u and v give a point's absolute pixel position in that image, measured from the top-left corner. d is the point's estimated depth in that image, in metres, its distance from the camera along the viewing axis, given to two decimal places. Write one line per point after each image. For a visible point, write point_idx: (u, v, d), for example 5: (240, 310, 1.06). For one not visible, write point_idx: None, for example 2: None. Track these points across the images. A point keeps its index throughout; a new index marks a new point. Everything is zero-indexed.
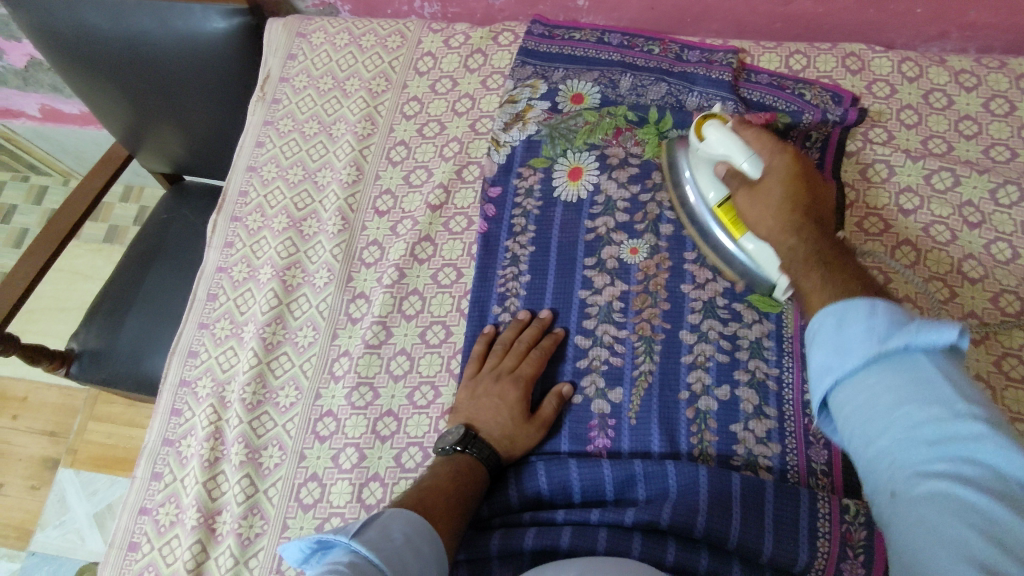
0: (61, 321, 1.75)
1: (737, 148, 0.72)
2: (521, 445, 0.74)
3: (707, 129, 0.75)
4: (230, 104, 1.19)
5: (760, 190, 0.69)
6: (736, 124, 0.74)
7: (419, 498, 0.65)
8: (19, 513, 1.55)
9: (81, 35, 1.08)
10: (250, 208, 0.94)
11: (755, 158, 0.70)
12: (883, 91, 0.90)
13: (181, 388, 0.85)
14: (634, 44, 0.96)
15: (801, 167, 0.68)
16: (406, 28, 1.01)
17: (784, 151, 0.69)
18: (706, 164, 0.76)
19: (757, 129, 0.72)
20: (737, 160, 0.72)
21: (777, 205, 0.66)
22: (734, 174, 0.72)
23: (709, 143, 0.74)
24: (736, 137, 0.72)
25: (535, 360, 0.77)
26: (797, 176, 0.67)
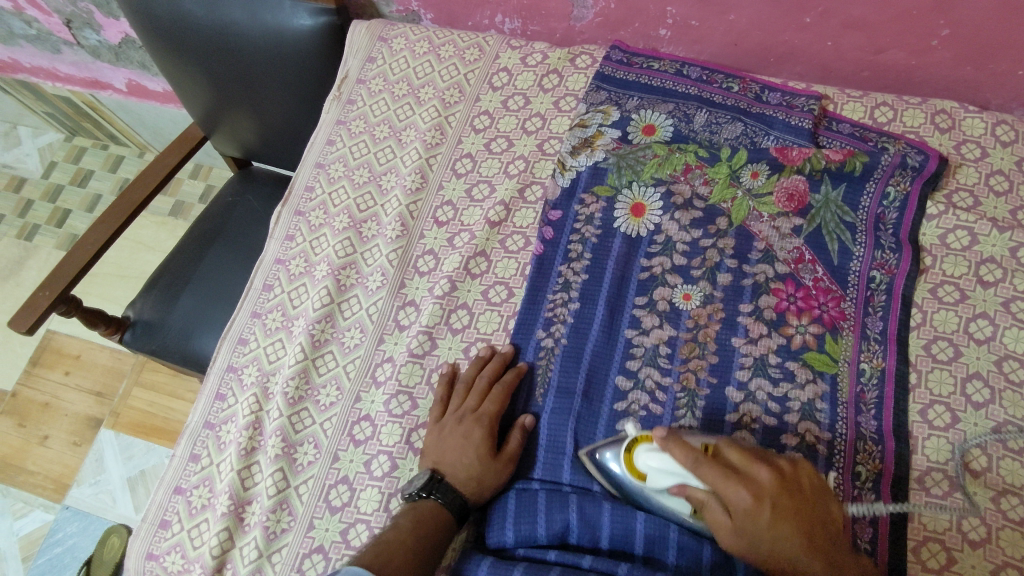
0: (120, 287, 1.82)
1: (684, 474, 0.64)
2: (489, 485, 0.73)
3: (642, 457, 0.67)
4: (306, 100, 1.22)
5: (743, 472, 0.62)
6: (663, 437, 0.65)
7: (376, 555, 0.65)
8: (58, 466, 1.61)
9: (175, 19, 1.12)
10: (314, 205, 0.95)
11: (693, 476, 0.63)
12: (973, 153, 0.86)
13: (227, 374, 0.86)
14: (713, 80, 0.94)
15: (773, 492, 0.60)
16: (485, 42, 1.01)
17: (759, 503, 0.60)
18: (648, 477, 0.67)
19: (705, 464, 0.62)
20: (689, 482, 0.64)
21: (767, 522, 0.59)
22: (675, 443, 0.63)
23: (652, 475, 0.66)
24: (672, 460, 0.64)
25: (497, 397, 0.76)
26: (779, 502, 0.60)
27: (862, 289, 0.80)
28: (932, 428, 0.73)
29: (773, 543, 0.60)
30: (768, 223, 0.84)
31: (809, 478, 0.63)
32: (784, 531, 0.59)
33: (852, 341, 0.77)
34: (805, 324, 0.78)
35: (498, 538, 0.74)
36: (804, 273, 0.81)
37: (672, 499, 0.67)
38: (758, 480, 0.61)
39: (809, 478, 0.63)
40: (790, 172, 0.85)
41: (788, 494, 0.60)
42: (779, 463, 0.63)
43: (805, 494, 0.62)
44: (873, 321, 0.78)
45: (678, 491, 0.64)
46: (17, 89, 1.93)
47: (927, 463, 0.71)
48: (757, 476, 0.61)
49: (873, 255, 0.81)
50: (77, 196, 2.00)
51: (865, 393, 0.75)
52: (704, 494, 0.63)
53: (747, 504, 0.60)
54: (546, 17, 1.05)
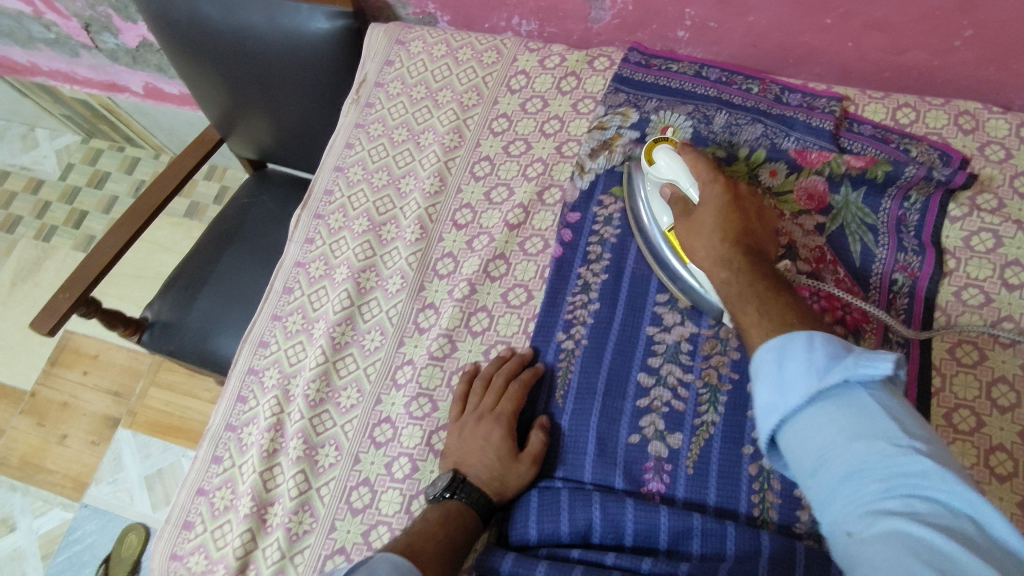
0: (137, 287, 1.83)
1: (683, 171, 0.77)
2: (512, 483, 0.74)
3: (658, 152, 0.79)
4: (322, 102, 1.22)
5: (697, 219, 0.73)
6: (681, 149, 0.79)
7: (408, 544, 0.66)
8: (77, 465, 1.63)
9: (194, 22, 1.12)
10: (334, 207, 0.96)
11: (695, 183, 0.75)
12: (997, 154, 0.85)
13: (249, 375, 0.87)
14: (732, 81, 0.94)
15: (732, 194, 0.73)
16: (503, 45, 1.01)
17: (715, 181, 0.74)
18: (656, 190, 0.80)
19: (700, 163, 0.76)
20: (680, 184, 0.77)
21: (711, 228, 0.71)
22: (693, 153, 0.77)
23: (658, 169, 0.78)
24: (680, 162, 0.77)
25: (515, 395, 0.76)
26: (731, 207, 0.72)
27: (884, 291, 0.79)
28: (956, 433, 0.72)
29: (721, 228, 0.71)
30: (789, 224, 0.83)
31: (767, 231, 0.73)
32: (724, 214, 0.71)
33: (874, 344, 0.77)
34: (829, 324, 0.77)
35: (521, 535, 0.75)
36: (825, 272, 0.81)
37: (658, 206, 0.80)
38: (731, 189, 0.73)
39: (766, 225, 0.74)
40: (809, 174, 0.85)
41: (732, 200, 0.72)
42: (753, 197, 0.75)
43: (755, 233, 0.72)
44: (896, 324, 0.78)
45: (669, 195, 0.78)
46: (35, 92, 1.95)
47: None
48: (737, 186, 0.75)
49: (895, 257, 0.80)
50: (94, 198, 2.02)
51: None
52: (698, 197, 0.74)
53: (705, 228, 0.72)
54: (563, 20, 1.04)
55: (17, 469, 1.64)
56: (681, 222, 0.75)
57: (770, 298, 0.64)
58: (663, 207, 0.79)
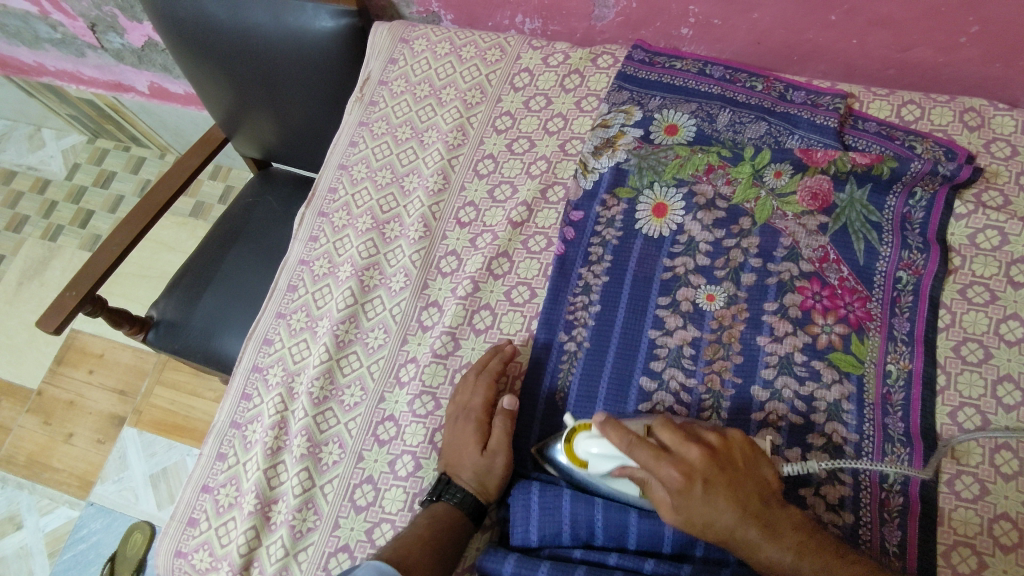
0: (143, 286, 1.84)
1: (622, 458, 0.66)
2: (490, 477, 0.74)
3: (582, 444, 0.69)
4: (326, 101, 1.23)
5: (691, 500, 0.62)
6: (607, 420, 0.65)
7: (395, 552, 0.67)
8: (82, 463, 1.63)
9: (199, 22, 1.13)
10: (338, 206, 0.96)
11: (638, 463, 0.64)
12: (1003, 151, 0.85)
13: (253, 373, 0.87)
14: (736, 79, 0.94)
15: (709, 461, 0.63)
16: (506, 43, 1.01)
17: (680, 479, 0.62)
18: (598, 473, 0.68)
19: (640, 446, 0.63)
20: (626, 465, 0.66)
21: (707, 502, 0.62)
22: (612, 427, 0.64)
23: (595, 460, 0.68)
24: (610, 445, 0.64)
25: (480, 389, 0.77)
26: (712, 481, 0.62)
27: (888, 290, 0.79)
28: (962, 431, 0.72)
29: (725, 526, 0.62)
30: (793, 222, 0.83)
31: (746, 456, 0.65)
32: (721, 502, 0.62)
33: (877, 342, 0.76)
34: (831, 323, 0.77)
35: (522, 536, 0.74)
36: (829, 272, 0.80)
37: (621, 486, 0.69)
38: (686, 460, 0.63)
39: (746, 456, 0.65)
40: (814, 173, 0.85)
41: (721, 477, 0.62)
42: (709, 435, 0.64)
43: (745, 484, 0.63)
44: (900, 322, 0.77)
45: (616, 471, 0.67)
46: (41, 93, 1.96)
47: (958, 467, 0.70)
48: (686, 455, 0.63)
49: (899, 256, 0.80)
50: (100, 197, 2.03)
51: (892, 395, 0.74)
52: (660, 484, 0.63)
53: (699, 502, 0.62)
54: (567, 17, 1.04)
55: (23, 467, 1.65)
56: (665, 507, 0.63)
57: (794, 541, 0.62)
58: (625, 483, 0.69)
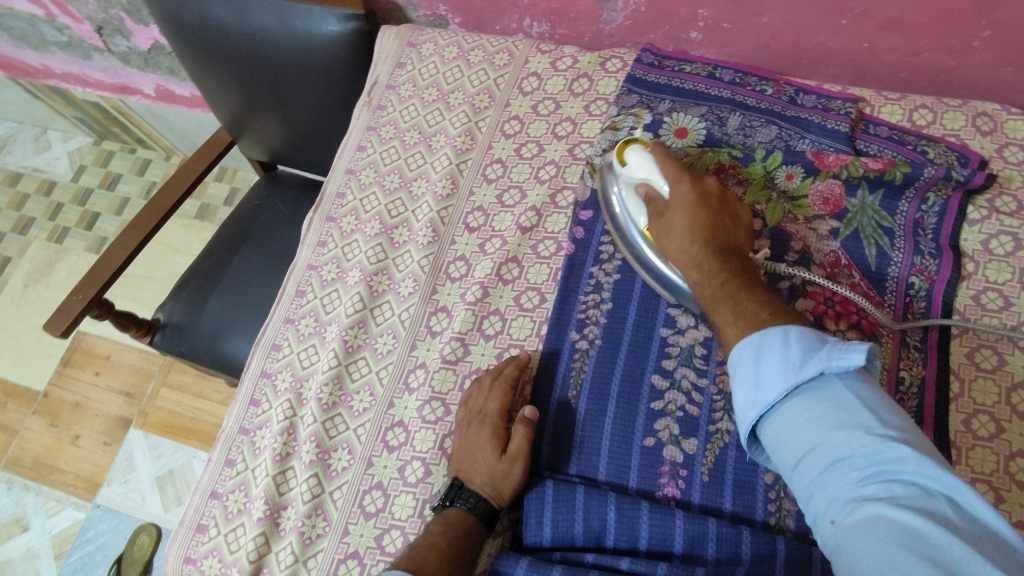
0: (148, 288, 1.84)
1: (653, 171, 0.78)
2: (505, 486, 0.73)
3: (629, 153, 0.80)
4: (333, 105, 1.22)
5: (670, 221, 0.75)
6: (654, 147, 0.80)
7: (411, 560, 0.67)
8: (89, 465, 1.64)
9: (206, 26, 1.13)
10: (346, 210, 0.96)
11: (663, 173, 0.77)
12: (1016, 156, 0.84)
13: (261, 379, 0.87)
14: (746, 82, 0.93)
15: (698, 192, 0.75)
16: (514, 46, 1.01)
17: (682, 181, 0.76)
18: (629, 194, 0.80)
19: (668, 161, 0.77)
20: (654, 185, 0.78)
21: (685, 230, 0.73)
22: (661, 146, 0.79)
23: (632, 168, 0.79)
24: (649, 165, 0.78)
25: (497, 395, 0.76)
26: (701, 206, 0.74)
27: (901, 295, 0.78)
28: (977, 438, 0.71)
29: (693, 225, 0.73)
30: (804, 226, 0.83)
31: (739, 230, 0.75)
32: (698, 220, 0.73)
33: (890, 348, 0.76)
34: (843, 330, 0.77)
35: (534, 537, 0.74)
36: (840, 277, 0.80)
37: (636, 209, 0.79)
38: (699, 193, 0.75)
39: (740, 226, 0.75)
40: (825, 177, 0.84)
41: (703, 206, 0.74)
42: (721, 190, 0.77)
43: (728, 240, 0.73)
44: (913, 328, 0.77)
45: (642, 193, 0.78)
46: (47, 95, 1.97)
47: (972, 475, 0.70)
48: (704, 181, 0.76)
49: (912, 261, 0.79)
50: (106, 199, 2.03)
51: (904, 402, 0.74)
52: (668, 195, 0.76)
53: (679, 227, 0.74)
54: (575, 21, 1.04)
55: (30, 469, 1.65)
56: (653, 228, 0.76)
57: (746, 294, 0.66)
58: (639, 207, 0.79)
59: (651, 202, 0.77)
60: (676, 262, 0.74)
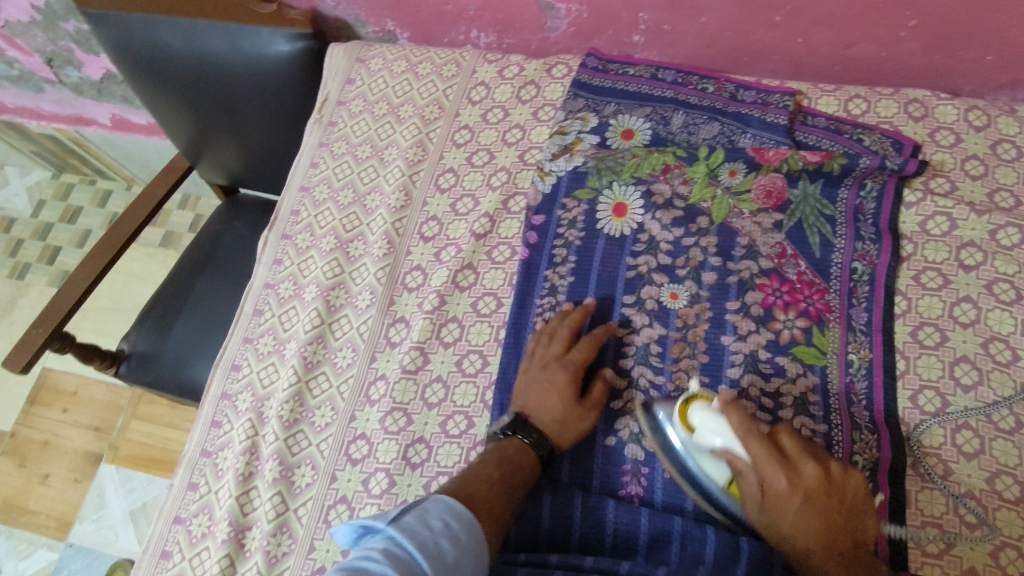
0: (114, 320, 1.82)
1: (732, 439, 0.63)
2: (571, 427, 0.75)
3: (694, 417, 0.67)
4: (287, 126, 1.22)
5: (768, 510, 0.62)
6: (718, 404, 0.65)
7: (462, 486, 0.66)
8: (60, 504, 1.60)
9: (155, 52, 1.13)
10: (300, 227, 0.96)
11: (738, 446, 0.63)
12: (948, 139, 0.87)
13: (222, 401, 0.86)
14: (688, 81, 0.95)
15: (805, 487, 0.60)
16: (462, 58, 1.02)
17: (789, 491, 0.60)
18: (693, 446, 0.68)
19: (755, 437, 0.61)
20: (735, 450, 0.63)
21: (792, 515, 0.60)
22: (734, 410, 0.63)
23: (699, 434, 0.66)
24: (724, 428, 0.64)
25: (586, 346, 0.78)
26: (808, 494, 0.60)
27: (845, 280, 0.81)
28: (923, 413, 0.74)
29: (798, 527, 0.60)
30: (749, 220, 0.85)
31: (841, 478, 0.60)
32: (806, 512, 0.60)
33: (839, 332, 0.78)
34: (792, 318, 0.79)
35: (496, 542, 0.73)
36: (787, 267, 0.82)
37: (711, 463, 0.67)
38: (795, 470, 0.60)
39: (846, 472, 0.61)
40: (767, 171, 0.86)
41: (813, 512, 0.60)
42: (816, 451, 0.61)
43: (834, 518, 0.60)
44: (858, 311, 0.79)
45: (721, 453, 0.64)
46: (1, 130, 1.94)
47: (921, 450, 0.72)
48: (800, 470, 0.60)
49: (853, 247, 0.82)
50: (67, 232, 2.00)
51: (855, 383, 0.76)
52: (760, 491, 0.62)
53: (782, 491, 0.60)
54: (520, 30, 1.06)
55: None
56: (752, 510, 0.63)
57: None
58: (719, 465, 0.67)
59: (731, 454, 0.64)
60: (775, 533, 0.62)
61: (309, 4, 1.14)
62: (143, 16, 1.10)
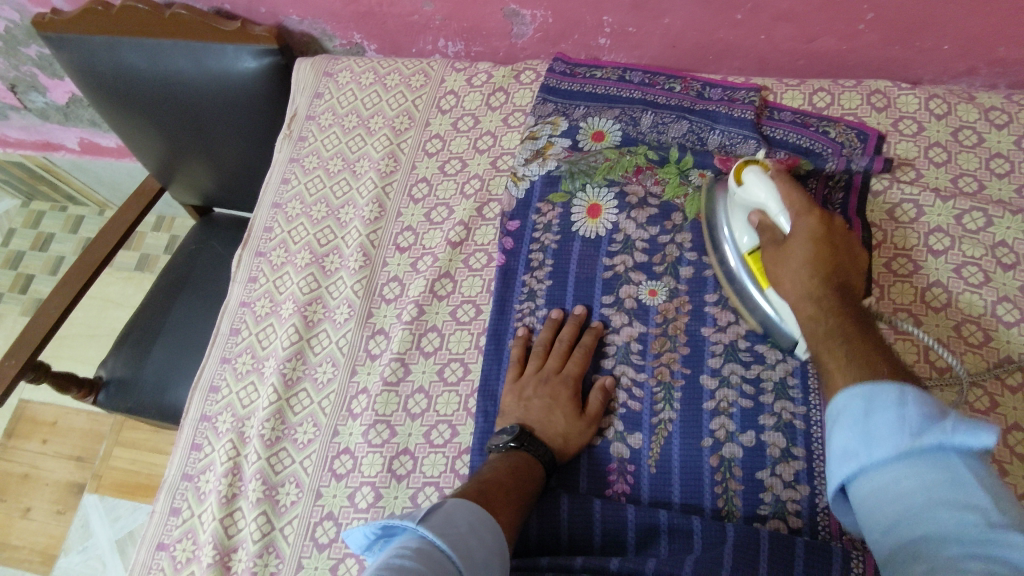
0: (92, 346, 1.79)
1: (772, 197, 0.72)
2: (574, 442, 0.75)
3: (745, 172, 0.76)
4: (258, 143, 1.21)
5: (788, 249, 0.69)
6: (774, 173, 0.74)
7: (481, 491, 0.66)
8: (43, 537, 1.57)
9: (119, 74, 1.12)
10: (274, 244, 0.95)
11: (785, 211, 0.71)
12: (910, 128, 0.89)
13: (201, 423, 0.85)
14: (655, 82, 0.96)
15: (826, 225, 0.69)
16: (430, 67, 1.03)
17: (811, 214, 0.69)
18: (739, 211, 0.76)
19: (797, 189, 0.71)
20: (768, 212, 0.73)
21: (800, 263, 0.67)
22: (783, 175, 0.73)
23: (748, 188, 0.75)
24: (768, 186, 0.73)
25: (579, 358, 0.79)
26: (827, 264, 0.66)
27: None
28: None
29: (811, 262, 0.66)
30: None
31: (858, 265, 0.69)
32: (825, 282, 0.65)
33: None
34: None
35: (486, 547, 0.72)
36: None
37: (745, 230, 0.75)
38: (827, 220, 0.69)
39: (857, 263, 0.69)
40: None
41: (824, 273, 0.66)
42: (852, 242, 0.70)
43: (846, 276, 0.67)
44: None
45: (755, 222, 0.74)
46: None
47: None
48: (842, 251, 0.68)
49: None
50: (40, 260, 1.97)
51: None
52: (790, 228, 0.70)
53: (802, 283, 0.66)
54: (488, 38, 1.06)
55: None
56: (769, 251, 0.71)
57: (853, 336, 0.60)
58: (748, 228, 0.75)
59: (762, 232, 0.73)
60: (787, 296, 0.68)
61: (274, 20, 1.14)
62: (105, 39, 1.09)
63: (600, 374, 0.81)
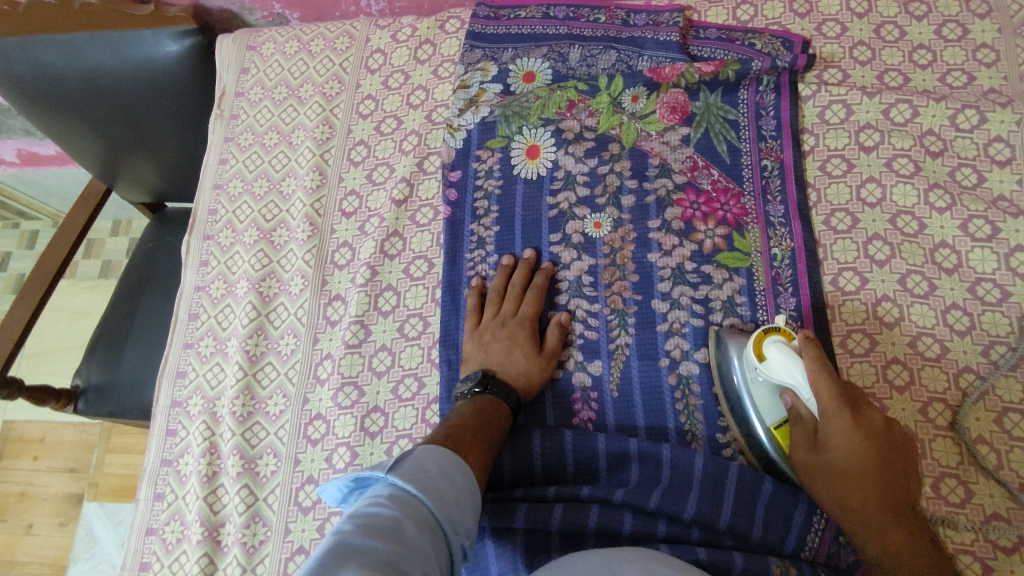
0: (68, 359, 1.78)
1: (803, 384, 0.64)
2: (536, 380, 0.77)
3: (767, 348, 0.67)
4: (195, 128, 1.19)
5: (825, 450, 0.64)
6: (802, 346, 0.66)
7: (448, 434, 0.67)
8: (51, 550, 1.59)
9: (39, 76, 1.09)
10: (220, 225, 0.95)
11: (817, 402, 0.64)
12: (834, 30, 0.90)
13: (173, 409, 0.86)
14: (580, 15, 0.95)
15: (866, 429, 0.62)
16: (353, 28, 1.01)
17: (842, 413, 0.62)
18: (758, 387, 0.69)
19: (827, 374, 0.63)
20: (802, 396, 0.65)
21: (841, 478, 0.62)
22: (814, 352, 0.65)
23: (773, 372, 0.66)
24: (800, 369, 0.64)
25: (533, 299, 0.80)
26: (871, 449, 0.62)
27: (757, 179, 0.84)
28: (845, 293, 0.78)
29: (856, 477, 0.62)
30: (658, 140, 0.87)
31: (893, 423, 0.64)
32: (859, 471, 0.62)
33: (759, 233, 0.81)
34: (713, 227, 0.81)
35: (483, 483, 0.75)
36: (701, 178, 0.84)
37: (766, 402, 0.69)
38: (863, 418, 0.63)
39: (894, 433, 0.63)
40: (667, 88, 0.88)
41: (870, 445, 0.62)
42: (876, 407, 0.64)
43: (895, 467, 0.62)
44: (775, 207, 0.82)
45: (787, 403, 0.67)
46: None
47: (847, 328, 0.76)
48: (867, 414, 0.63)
49: (758, 146, 0.85)
50: None
51: (780, 274, 0.79)
52: (821, 418, 0.64)
53: (847, 493, 0.62)
54: None
55: None
56: (804, 452, 0.65)
57: (905, 541, 0.60)
58: (771, 402, 0.69)
59: (796, 420, 0.66)
60: (830, 490, 0.64)
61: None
62: (17, 40, 1.06)
63: (556, 312, 0.82)
